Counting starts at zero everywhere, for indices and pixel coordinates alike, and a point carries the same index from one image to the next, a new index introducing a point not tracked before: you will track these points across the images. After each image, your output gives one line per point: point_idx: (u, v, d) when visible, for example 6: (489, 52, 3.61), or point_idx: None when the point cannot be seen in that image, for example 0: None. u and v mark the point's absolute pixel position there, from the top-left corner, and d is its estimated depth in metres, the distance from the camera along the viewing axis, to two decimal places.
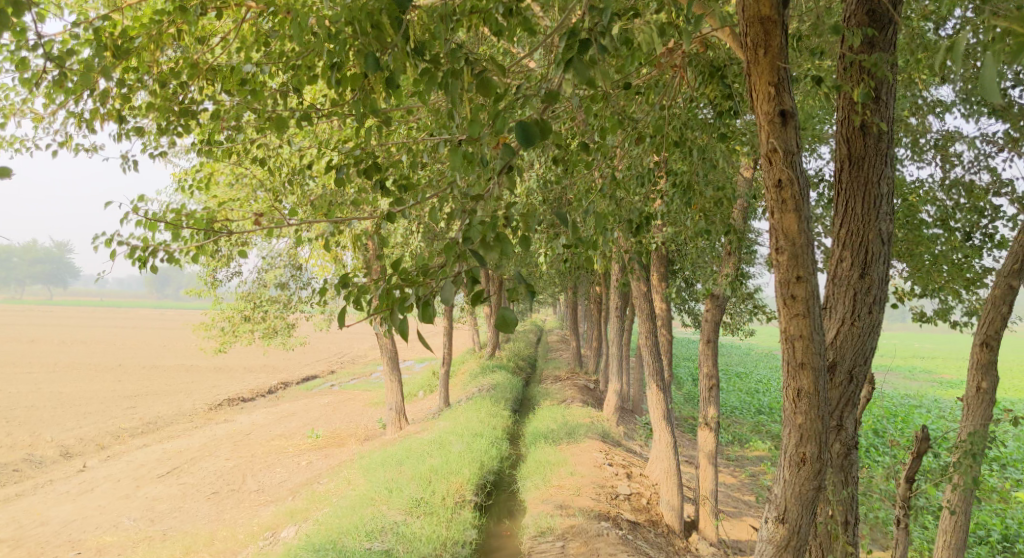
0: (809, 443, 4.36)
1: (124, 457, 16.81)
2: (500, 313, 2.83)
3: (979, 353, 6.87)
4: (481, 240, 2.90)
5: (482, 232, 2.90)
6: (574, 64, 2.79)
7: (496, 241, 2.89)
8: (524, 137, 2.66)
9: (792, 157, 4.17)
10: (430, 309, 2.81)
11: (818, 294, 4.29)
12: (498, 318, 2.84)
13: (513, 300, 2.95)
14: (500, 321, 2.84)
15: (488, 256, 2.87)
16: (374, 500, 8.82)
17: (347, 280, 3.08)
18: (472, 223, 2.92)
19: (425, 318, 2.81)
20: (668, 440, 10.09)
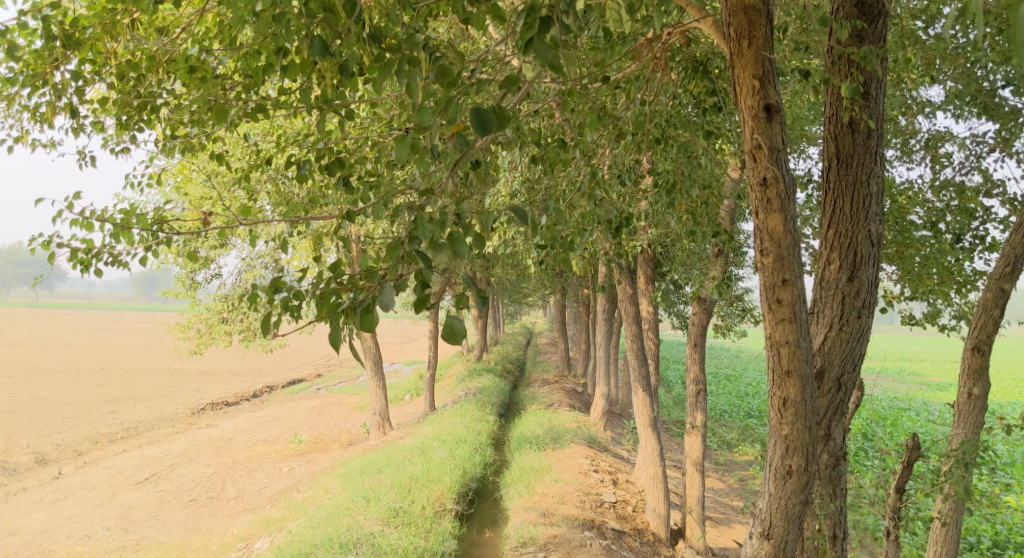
0: (795, 455, 4.15)
1: (102, 463, 16.49)
2: (447, 321, 2.66)
3: (971, 358, 6.69)
4: (429, 240, 2.72)
5: (431, 231, 2.72)
6: (535, 45, 2.68)
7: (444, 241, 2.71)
8: (480, 125, 2.49)
9: (778, 154, 3.96)
10: (370, 316, 2.63)
11: (804, 299, 4.09)
12: (445, 327, 2.66)
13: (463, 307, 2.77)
14: (448, 329, 2.66)
15: (437, 257, 2.69)
16: (351, 510, 8.59)
17: (281, 284, 2.87)
18: (420, 222, 2.74)
19: (365, 327, 2.63)
20: (654, 447, 9.88)
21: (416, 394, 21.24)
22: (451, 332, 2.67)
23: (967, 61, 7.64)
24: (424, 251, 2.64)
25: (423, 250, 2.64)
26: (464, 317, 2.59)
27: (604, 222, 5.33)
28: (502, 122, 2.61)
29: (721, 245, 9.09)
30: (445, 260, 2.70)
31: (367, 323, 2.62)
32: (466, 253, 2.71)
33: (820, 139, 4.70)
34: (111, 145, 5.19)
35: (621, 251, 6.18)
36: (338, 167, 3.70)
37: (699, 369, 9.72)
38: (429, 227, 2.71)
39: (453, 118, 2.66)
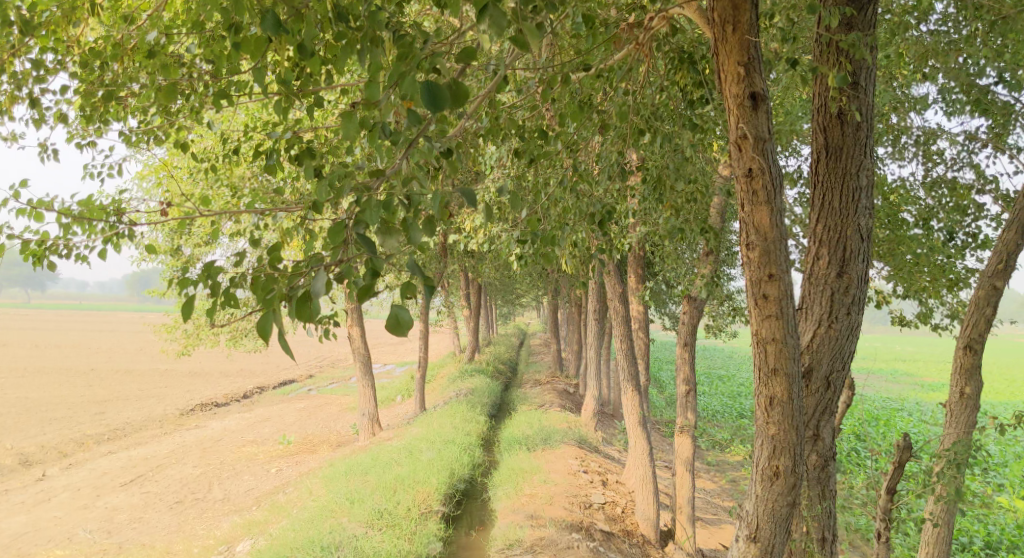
0: (782, 455, 4.02)
1: (87, 464, 16.31)
2: (392, 311, 2.74)
3: (963, 357, 6.58)
4: (379, 226, 2.78)
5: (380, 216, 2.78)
6: (491, 12, 2.68)
7: (390, 227, 2.78)
8: (431, 101, 2.53)
9: (764, 145, 3.84)
10: (309, 302, 2.67)
11: (791, 294, 3.96)
12: (390, 316, 2.74)
13: (406, 293, 2.85)
14: (393, 319, 2.74)
15: (385, 242, 2.75)
16: (334, 512, 8.46)
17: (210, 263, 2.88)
18: (367, 208, 2.79)
19: (302, 314, 2.68)
20: (644, 447, 9.77)
21: (407, 395, 21.10)
22: (397, 322, 2.75)
23: (959, 57, 7.55)
24: (371, 238, 2.70)
25: (370, 236, 2.69)
26: (411, 308, 2.68)
27: (587, 216, 5.21)
28: (458, 98, 2.61)
29: (711, 243, 8.97)
30: (392, 246, 2.77)
31: (306, 310, 2.67)
32: (418, 239, 2.79)
33: (808, 130, 4.58)
34: (80, 138, 5.07)
35: (607, 247, 6.04)
36: (309, 159, 3.55)
37: (689, 369, 9.63)
38: (378, 212, 2.77)
39: (406, 92, 2.63)
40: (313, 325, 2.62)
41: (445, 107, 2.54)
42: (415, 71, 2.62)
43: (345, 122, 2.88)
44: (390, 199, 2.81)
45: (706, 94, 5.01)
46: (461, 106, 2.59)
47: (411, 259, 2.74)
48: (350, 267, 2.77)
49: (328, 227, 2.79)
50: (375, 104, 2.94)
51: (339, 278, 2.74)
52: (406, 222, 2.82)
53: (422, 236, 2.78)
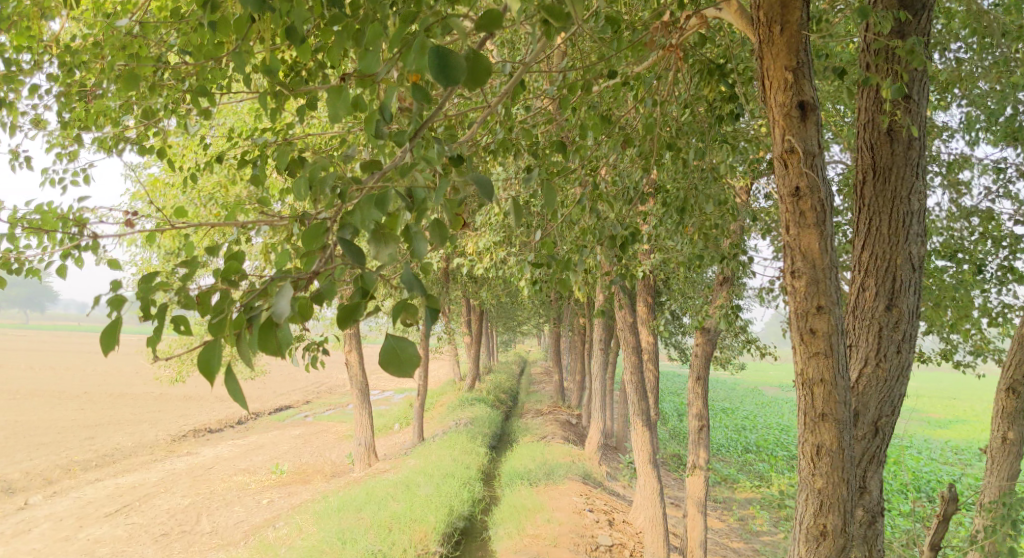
0: (831, 512, 3.53)
1: (72, 493, 15.76)
2: (388, 340, 2.28)
3: (1005, 399, 6.09)
4: (371, 231, 2.35)
5: (374, 220, 2.35)
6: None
7: (385, 235, 2.35)
8: (444, 73, 2.14)
9: (814, 160, 3.41)
10: (275, 329, 2.22)
11: (841, 329, 3.51)
12: (387, 347, 2.29)
13: (401, 318, 2.40)
14: (389, 350, 2.29)
15: (378, 252, 2.32)
16: (324, 554, 7.93)
17: (150, 278, 2.41)
18: (358, 209, 2.35)
19: (265, 341, 2.22)
20: (654, 486, 9.23)
21: (405, 423, 20.56)
22: (394, 356, 2.29)
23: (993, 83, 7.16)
24: (360, 248, 2.26)
25: (359, 244, 2.26)
26: (415, 339, 2.24)
27: (607, 238, 4.75)
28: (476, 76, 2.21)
29: (728, 272, 8.49)
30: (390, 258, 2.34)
31: (272, 340, 2.23)
32: (420, 249, 2.35)
33: (853, 148, 4.16)
34: (59, 145, 4.68)
35: (625, 273, 5.57)
36: (297, 162, 3.12)
37: (702, 404, 9.16)
38: (373, 215, 2.34)
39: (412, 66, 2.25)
40: (283, 359, 2.18)
41: (460, 80, 2.15)
42: (424, 35, 2.23)
43: (333, 98, 2.42)
44: (386, 196, 2.36)
45: (737, 109, 4.61)
46: (479, 84, 2.19)
47: (410, 273, 2.30)
48: (333, 284, 2.34)
49: (304, 232, 2.37)
50: (372, 82, 2.53)
51: (317, 296, 2.30)
52: (408, 230, 2.39)
53: (426, 247, 2.35)
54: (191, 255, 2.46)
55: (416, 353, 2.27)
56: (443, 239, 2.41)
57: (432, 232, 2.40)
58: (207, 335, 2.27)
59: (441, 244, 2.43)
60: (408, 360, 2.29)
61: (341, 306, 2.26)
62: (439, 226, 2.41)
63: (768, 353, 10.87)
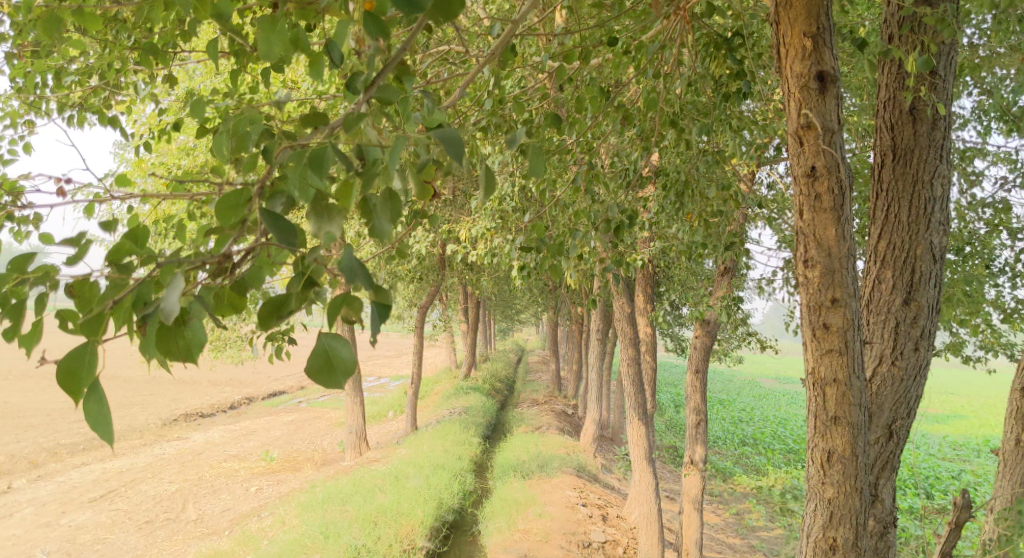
0: (842, 525, 3.24)
1: (57, 477, 15.51)
2: (324, 342, 1.97)
3: (1018, 399, 5.81)
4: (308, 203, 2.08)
5: (312, 188, 2.07)
6: None
7: (322, 208, 2.08)
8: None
9: (832, 137, 3.10)
10: (182, 329, 2.00)
11: (858, 324, 3.20)
12: (321, 350, 1.97)
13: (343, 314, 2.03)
14: (323, 352, 1.96)
15: (318, 230, 2.05)
16: (306, 548, 7.64)
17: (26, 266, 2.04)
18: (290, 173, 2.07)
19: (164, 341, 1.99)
20: (649, 482, 8.94)
21: (399, 412, 20.29)
22: (329, 363, 1.97)
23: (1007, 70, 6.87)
24: (289, 227, 1.99)
25: (288, 223, 1.99)
26: (353, 340, 1.92)
27: (602, 223, 4.45)
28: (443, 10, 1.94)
29: (729, 262, 8.18)
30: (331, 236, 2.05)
31: (177, 341, 2.00)
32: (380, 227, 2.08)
33: (872, 128, 3.89)
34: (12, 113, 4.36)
35: (620, 260, 5.27)
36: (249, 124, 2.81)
37: (700, 398, 8.86)
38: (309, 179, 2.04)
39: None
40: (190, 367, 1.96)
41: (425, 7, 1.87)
42: None
43: (267, 29, 2.20)
44: (324, 159, 2.05)
45: (745, 85, 4.32)
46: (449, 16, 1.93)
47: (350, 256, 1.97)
48: (259, 266, 2.16)
49: (220, 202, 2.07)
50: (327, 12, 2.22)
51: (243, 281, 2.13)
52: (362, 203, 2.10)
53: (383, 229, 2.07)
54: (78, 234, 2.11)
55: (355, 356, 1.95)
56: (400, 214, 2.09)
57: (386, 205, 2.10)
58: (81, 334, 1.98)
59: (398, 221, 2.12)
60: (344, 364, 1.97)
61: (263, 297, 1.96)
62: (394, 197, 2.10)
63: (768, 347, 10.58)
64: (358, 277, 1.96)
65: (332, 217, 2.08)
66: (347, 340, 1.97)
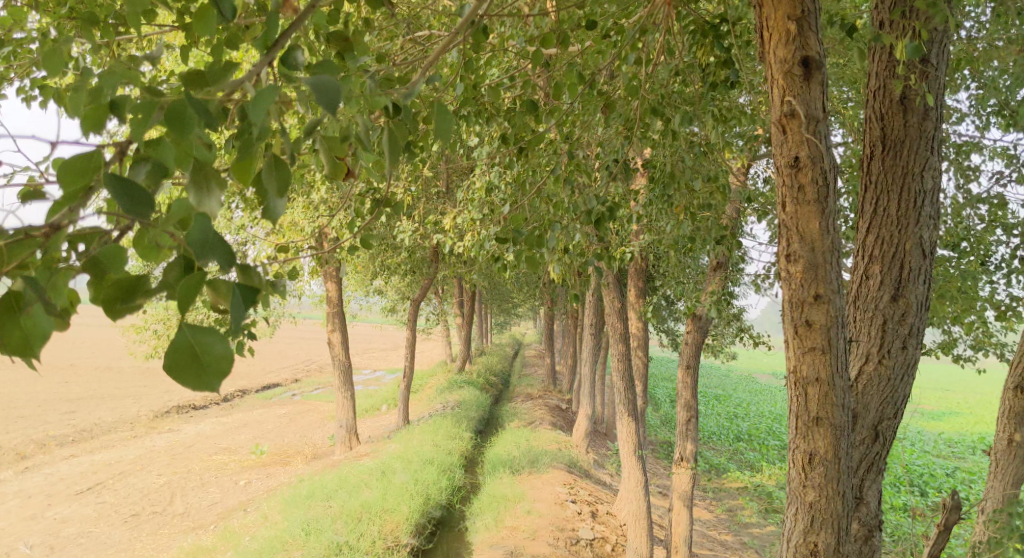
0: (823, 530, 3.11)
1: (45, 469, 15.40)
2: (184, 332, 1.52)
3: (1012, 399, 5.69)
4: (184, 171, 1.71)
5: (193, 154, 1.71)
6: None
7: (200, 179, 1.67)
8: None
9: (817, 126, 2.97)
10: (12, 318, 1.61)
11: (841, 322, 3.07)
12: (183, 341, 1.51)
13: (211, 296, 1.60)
14: (184, 344, 1.51)
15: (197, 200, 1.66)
16: (286, 545, 7.52)
17: None
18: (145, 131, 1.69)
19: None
20: (639, 478, 8.81)
21: (392, 405, 20.16)
22: (194, 358, 1.51)
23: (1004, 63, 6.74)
24: (140, 193, 1.60)
25: (140, 190, 1.61)
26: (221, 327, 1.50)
27: (581, 214, 4.34)
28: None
29: (721, 257, 8.04)
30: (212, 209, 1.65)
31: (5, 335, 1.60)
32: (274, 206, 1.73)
33: (861, 119, 3.77)
34: None
35: (606, 253, 5.13)
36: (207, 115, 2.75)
37: (690, 394, 8.73)
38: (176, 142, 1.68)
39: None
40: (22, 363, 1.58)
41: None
42: None
43: None
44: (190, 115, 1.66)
45: (732, 74, 4.18)
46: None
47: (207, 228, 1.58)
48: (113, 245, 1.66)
49: (61, 167, 1.66)
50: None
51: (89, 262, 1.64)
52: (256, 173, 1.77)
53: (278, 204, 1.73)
54: None
55: (229, 349, 1.51)
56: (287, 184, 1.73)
57: (272, 173, 1.73)
58: None
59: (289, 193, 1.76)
60: (214, 363, 1.52)
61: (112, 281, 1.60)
62: (280, 161, 1.74)
63: (762, 342, 10.45)
64: (218, 252, 1.58)
65: (213, 187, 1.68)
66: (218, 329, 1.53)
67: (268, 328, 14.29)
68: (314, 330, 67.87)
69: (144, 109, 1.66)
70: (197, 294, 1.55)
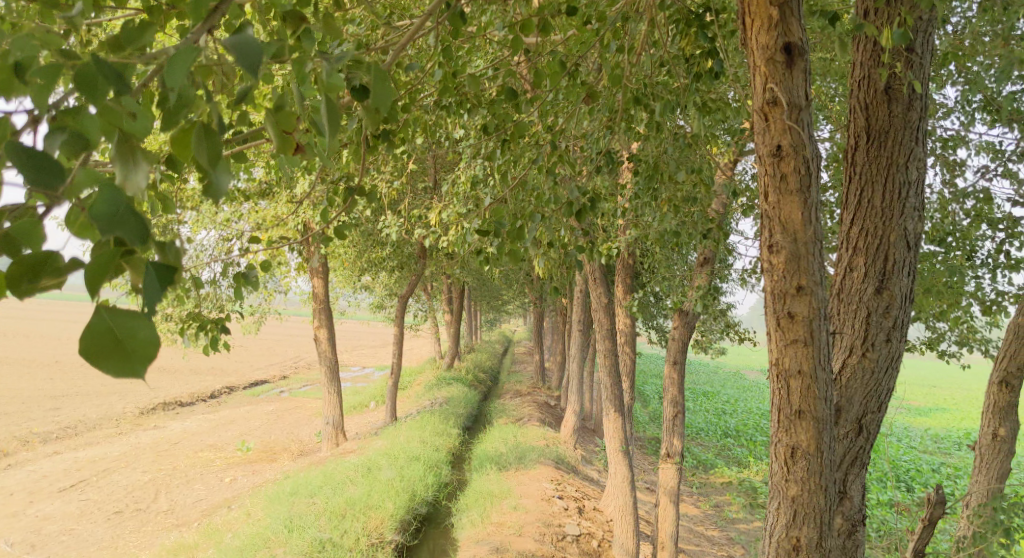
0: (806, 524, 3.06)
1: (28, 466, 15.25)
2: (104, 317, 1.41)
3: (997, 394, 5.68)
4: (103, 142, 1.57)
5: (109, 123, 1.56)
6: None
7: (124, 151, 1.55)
8: None
9: (800, 114, 2.93)
10: None
11: (824, 314, 3.03)
12: (102, 326, 1.41)
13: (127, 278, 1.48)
14: (100, 330, 1.41)
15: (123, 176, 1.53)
16: (269, 543, 7.44)
17: None
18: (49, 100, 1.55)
19: None
20: (625, 474, 8.77)
21: (380, 402, 20.08)
22: (113, 343, 1.41)
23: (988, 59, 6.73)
24: (49, 166, 1.49)
25: (47, 163, 1.49)
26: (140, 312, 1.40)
27: (563, 205, 4.29)
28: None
29: (708, 252, 8.01)
30: (137, 184, 1.53)
31: None
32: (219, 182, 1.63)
33: (846, 109, 3.74)
34: None
35: (590, 247, 5.07)
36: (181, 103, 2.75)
37: (677, 389, 8.70)
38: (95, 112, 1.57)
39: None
40: None
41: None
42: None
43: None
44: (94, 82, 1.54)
45: (716, 65, 4.15)
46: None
47: (120, 207, 1.46)
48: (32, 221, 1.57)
49: None
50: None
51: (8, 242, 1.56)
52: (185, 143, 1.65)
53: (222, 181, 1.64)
54: None
55: (154, 334, 1.41)
56: (217, 159, 1.61)
57: (199, 143, 1.60)
58: None
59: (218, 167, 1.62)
60: (140, 349, 1.42)
61: (23, 259, 1.51)
62: (206, 130, 1.61)
63: (749, 339, 10.42)
64: (129, 226, 1.46)
65: (139, 159, 1.56)
66: (140, 313, 1.43)
67: (254, 325, 14.18)
68: (303, 327, 67.61)
69: (49, 76, 1.56)
70: (109, 275, 1.44)
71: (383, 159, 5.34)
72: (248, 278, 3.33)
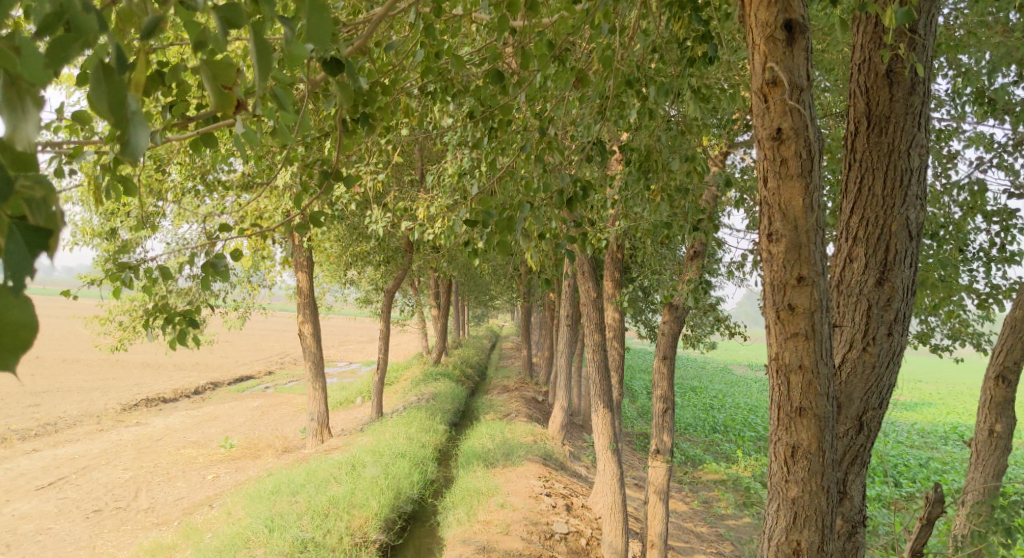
0: (806, 527, 2.92)
1: (6, 464, 14.96)
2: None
3: (994, 388, 5.56)
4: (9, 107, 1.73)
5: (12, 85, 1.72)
6: None
7: (13, 100, 1.72)
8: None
9: (801, 95, 2.77)
10: None
11: (826, 307, 2.88)
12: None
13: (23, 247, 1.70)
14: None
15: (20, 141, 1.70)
16: (249, 543, 7.26)
17: None
18: None
19: None
20: (613, 471, 8.63)
21: (366, 398, 19.87)
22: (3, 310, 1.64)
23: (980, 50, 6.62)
24: None
25: None
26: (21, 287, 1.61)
27: (552, 195, 4.15)
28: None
29: (698, 245, 7.88)
30: (27, 135, 1.71)
31: None
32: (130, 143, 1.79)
33: (845, 92, 3.58)
34: None
35: (580, 238, 4.92)
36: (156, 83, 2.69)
37: (666, 385, 8.57)
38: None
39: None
40: None
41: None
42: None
43: None
44: None
45: (711, 49, 4.01)
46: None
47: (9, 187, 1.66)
48: None
49: None
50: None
51: None
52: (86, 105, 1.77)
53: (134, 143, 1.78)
54: None
55: (31, 314, 1.63)
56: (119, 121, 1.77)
57: (96, 91, 1.75)
58: None
59: (117, 111, 1.77)
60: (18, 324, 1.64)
61: None
62: (101, 79, 1.76)
63: (739, 334, 10.29)
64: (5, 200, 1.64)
65: (28, 107, 1.72)
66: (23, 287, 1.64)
67: (238, 320, 13.96)
68: (289, 322, 67.20)
69: None
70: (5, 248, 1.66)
71: (366, 148, 5.17)
72: (217, 267, 3.24)
